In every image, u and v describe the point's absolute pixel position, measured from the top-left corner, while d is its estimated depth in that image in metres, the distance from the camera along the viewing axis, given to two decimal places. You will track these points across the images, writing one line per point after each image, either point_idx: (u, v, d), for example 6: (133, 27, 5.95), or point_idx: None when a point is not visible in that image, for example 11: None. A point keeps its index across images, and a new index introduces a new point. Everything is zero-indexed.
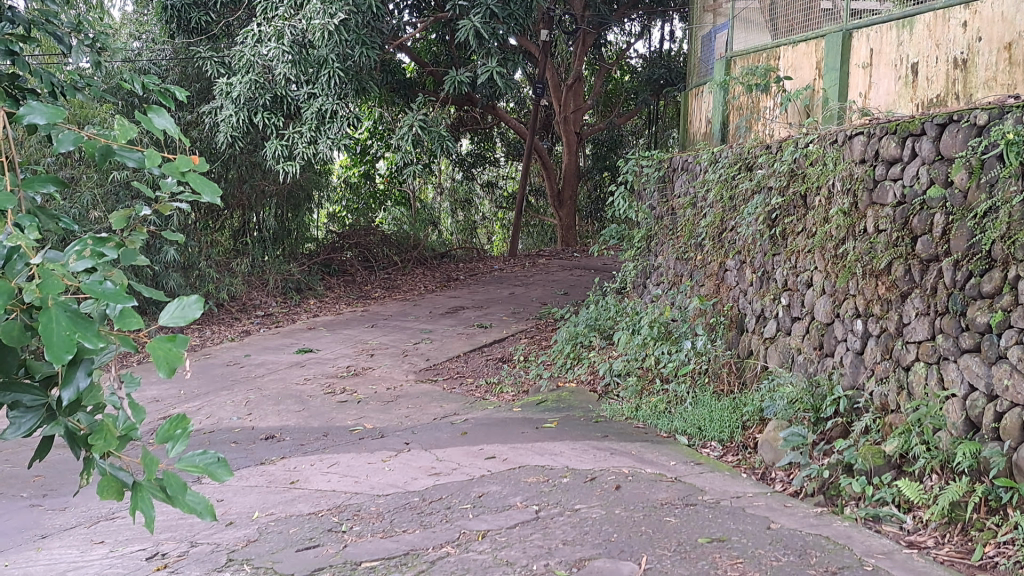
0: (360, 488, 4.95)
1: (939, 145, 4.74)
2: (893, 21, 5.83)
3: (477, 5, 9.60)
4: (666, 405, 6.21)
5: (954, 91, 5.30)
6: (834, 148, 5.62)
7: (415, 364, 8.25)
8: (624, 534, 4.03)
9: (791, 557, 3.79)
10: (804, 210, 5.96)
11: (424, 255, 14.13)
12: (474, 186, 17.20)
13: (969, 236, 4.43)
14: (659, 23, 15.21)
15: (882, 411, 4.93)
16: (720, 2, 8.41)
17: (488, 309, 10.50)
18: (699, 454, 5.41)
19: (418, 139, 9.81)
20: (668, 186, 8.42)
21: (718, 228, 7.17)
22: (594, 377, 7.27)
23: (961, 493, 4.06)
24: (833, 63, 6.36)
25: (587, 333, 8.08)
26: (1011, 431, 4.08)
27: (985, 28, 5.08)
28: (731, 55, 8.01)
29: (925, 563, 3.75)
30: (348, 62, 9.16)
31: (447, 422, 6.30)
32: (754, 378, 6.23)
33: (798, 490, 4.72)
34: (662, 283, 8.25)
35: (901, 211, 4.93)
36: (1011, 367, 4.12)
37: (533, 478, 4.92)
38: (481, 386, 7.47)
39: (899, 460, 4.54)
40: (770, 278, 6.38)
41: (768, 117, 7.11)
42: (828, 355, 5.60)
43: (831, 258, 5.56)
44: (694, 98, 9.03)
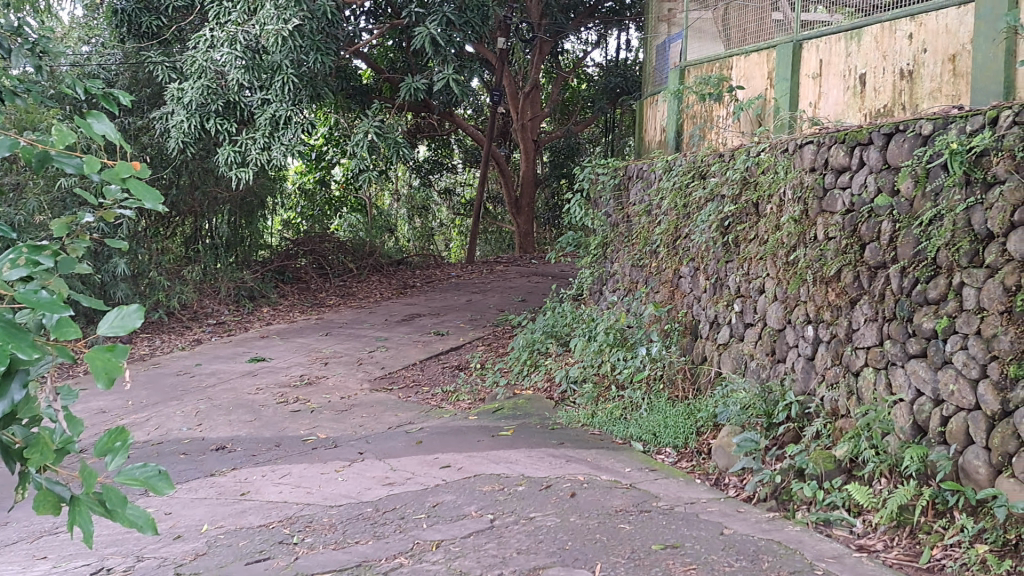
0: (312, 499, 4.89)
1: (886, 154, 4.84)
2: (842, 32, 5.93)
3: (433, 12, 9.61)
4: (622, 411, 6.23)
5: (901, 101, 5.41)
6: (785, 156, 5.72)
7: (370, 373, 8.19)
8: (578, 542, 4.03)
9: (744, 562, 3.82)
10: (756, 217, 6.03)
11: (380, 262, 14.05)
12: (432, 193, 17.17)
13: (915, 243, 4.51)
14: (616, 32, 15.33)
15: (832, 416, 5.00)
16: (675, 12, 8.48)
17: (444, 316, 10.46)
18: (654, 460, 5.44)
19: (374, 145, 9.77)
20: (624, 193, 8.47)
21: (672, 236, 7.22)
22: (550, 385, 7.27)
23: (908, 497, 4.13)
24: (784, 72, 6.45)
25: (544, 340, 8.10)
26: (957, 435, 4.17)
27: (931, 40, 5.19)
28: (686, 64, 8.07)
29: (874, 566, 3.80)
30: (303, 68, 9.11)
31: (402, 431, 6.25)
32: (708, 384, 6.27)
33: (751, 496, 4.77)
34: (617, 290, 8.28)
35: (850, 218, 5.02)
36: (957, 372, 4.21)
37: (488, 486, 4.90)
38: (437, 395, 7.43)
39: (848, 464, 4.61)
40: (723, 284, 6.44)
41: (722, 126, 7.19)
42: (780, 361, 5.67)
43: (783, 265, 5.63)
44: (649, 107, 9.10)
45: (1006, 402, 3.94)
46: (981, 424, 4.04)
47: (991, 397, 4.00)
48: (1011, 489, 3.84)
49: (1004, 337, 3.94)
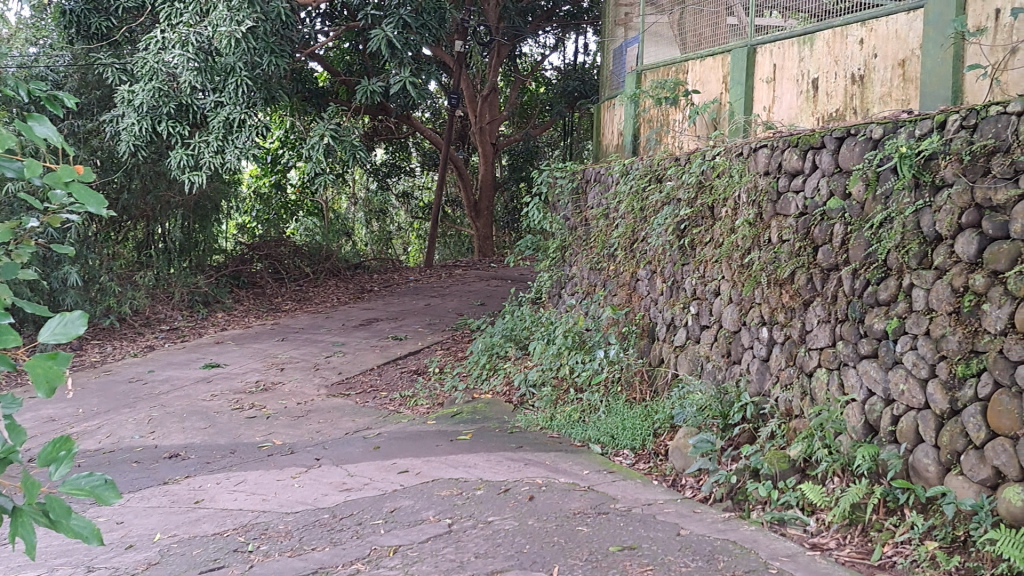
0: (268, 506, 4.84)
1: (838, 158, 4.91)
2: (795, 37, 6.01)
3: (390, 15, 9.58)
4: (580, 414, 6.26)
5: (853, 105, 5.50)
6: (740, 160, 5.78)
7: (327, 378, 8.12)
8: (536, 545, 4.03)
9: (700, 562, 3.85)
10: (711, 221, 6.09)
11: (336, 266, 13.96)
12: (389, 196, 17.11)
13: (866, 246, 4.58)
14: (574, 36, 15.42)
15: (787, 417, 5.06)
16: (631, 16, 8.54)
17: (403, 321, 10.41)
18: (613, 462, 5.46)
19: (330, 148, 9.70)
20: (582, 197, 8.51)
21: (629, 239, 7.27)
22: (509, 388, 7.27)
23: (861, 495, 4.19)
24: (739, 77, 6.53)
25: (503, 343, 8.10)
26: (907, 433, 4.25)
27: (881, 46, 5.28)
28: (642, 68, 8.12)
29: (827, 564, 3.85)
30: (257, 70, 9.04)
31: (360, 437, 6.21)
32: (665, 386, 6.31)
33: (707, 496, 4.81)
34: (576, 293, 8.30)
35: (803, 221, 5.09)
36: (907, 371, 4.28)
37: (446, 491, 4.88)
38: (395, 400, 7.39)
39: (802, 464, 4.67)
40: (680, 287, 6.50)
41: (678, 130, 7.25)
42: (735, 362, 5.74)
43: (738, 267, 5.69)
44: (606, 111, 9.15)
45: (954, 401, 4.02)
46: (930, 423, 4.12)
47: (940, 396, 4.08)
48: (959, 486, 3.92)
49: (953, 337, 4.02)
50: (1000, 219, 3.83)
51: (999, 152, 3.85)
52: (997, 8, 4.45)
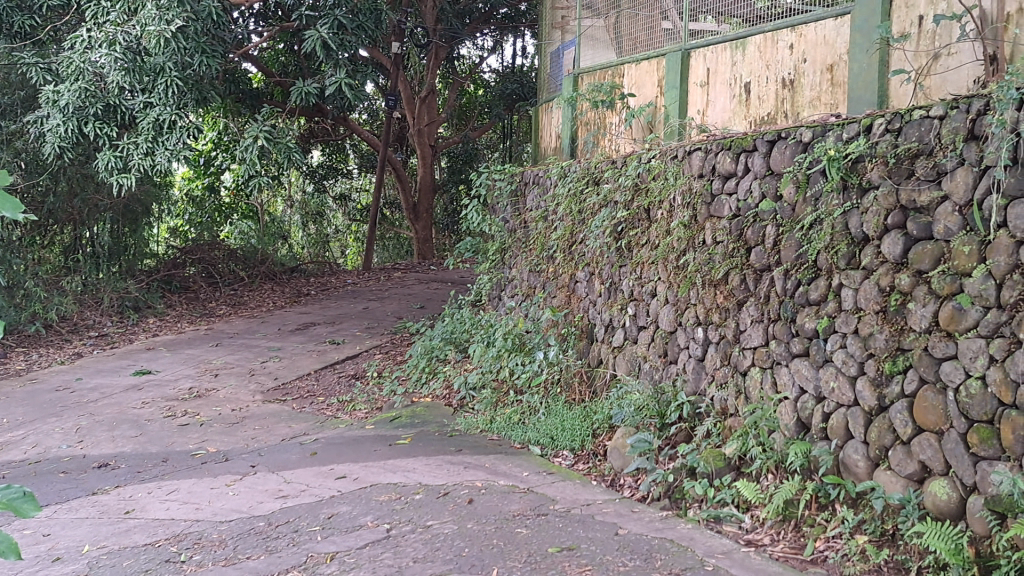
0: (202, 515, 4.75)
1: (769, 161, 5.00)
2: (727, 42, 6.11)
3: (324, 15, 9.49)
4: (520, 416, 6.27)
5: (783, 109, 5.61)
6: (674, 163, 5.86)
7: (262, 384, 7.99)
8: (476, 548, 4.02)
9: (638, 561, 3.88)
10: (647, 223, 6.16)
11: (272, 269, 13.74)
12: (326, 199, 16.97)
13: (797, 247, 4.68)
14: (511, 39, 15.49)
15: (722, 415, 5.15)
16: (567, 19, 8.59)
17: (340, 325, 10.30)
18: (552, 463, 5.48)
19: (264, 150, 9.55)
20: (522, 200, 8.54)
21: (568, 241, 7.30)
22: (449, 392, 7.25)
23: (794, 491, 4.28)
24: (673, 80, 6.61)
25: (443, 347, 8.07)
26: (837, 430, 4.36)
27: (810, 50, 5.39)
28: (578, 71, 8.18)
29: (761, 560, 3.92)
30: (187, 71, 8.87)
31: (296, 443, 6.13)
32: (604, 386, 6.35)
33: (645, 496, 4.86)
34: (516, 295, 8.33)
35: (736, 223, 5.18)
36: (837, 370, 4.38)
37: (385, 496, 4.84)
38: (332, 405, 7.30)
39: (737, 462, 4.75)
40: (617, 288, 6.55)
41: (614, 133, 7.31)
42: (671, 362, 5.81)
43: (673, 269, 5.77)
44: (544, 113, 9.19)
45: (882, 398, 4.12)
46: (859, 419, 4.23)
47: (868, 393, 4.18)
48: (887, 481, 4.03)
49: (880, 335, 4.12)
50: (924, 220, 3.94)
51: (923, 155, 3.96)
52: (920, 14, 4.58)
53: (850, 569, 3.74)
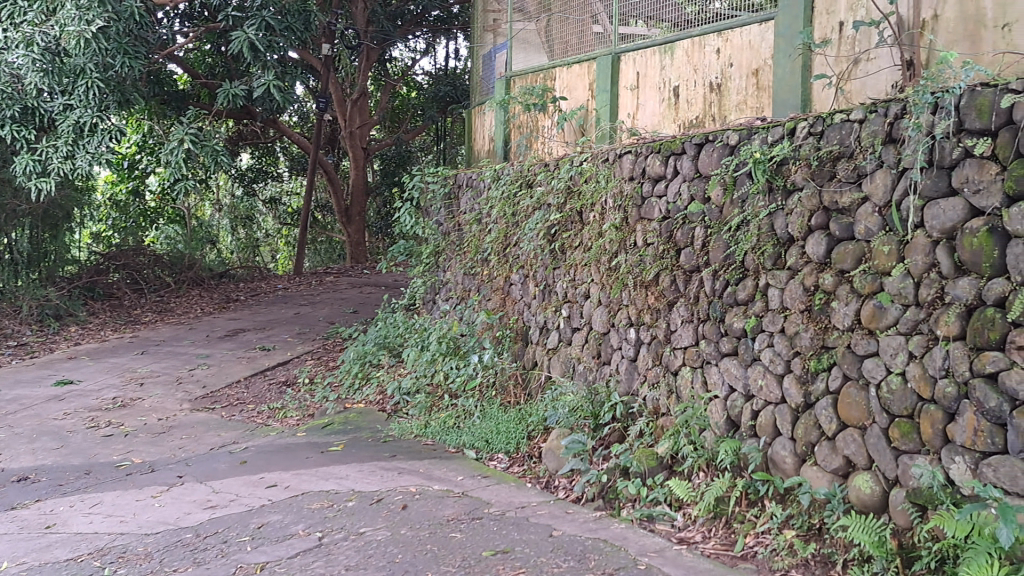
0: (127, 528, 4.62)
1: (697, 164, 5.08)
2: (657, 46, 6.19)
3: (252, 16, 9.35)
4: (455, 420, 6.25)
5: (711, 113, 5.69)
6: (606, 166, 5.91)
7: (190, 392, 7.81)
8: (409, 554, 3.99)
9: (572, 562, 3.90)
10: (580, 225, 6.20)
11: (200, 275, 13.48)
12: (256, 203, 16.72)
13: (725, 248, 4.76)
14: (444, 41, 15.47)
15: (654, 415, 5.22)
16: (499, 22, 8.62)
17: (271, 331, 10.14)
18: (487, 467, 5.47)
19: (190, 153, 9.36)
20: (455, 202, 8.51)
21: (502, 244, 7.31)
22: (382, 397, 7.20)
23: (724, 489, 4.35)
24: (604, 84, 6.68)
25: (376, 352, 8.01)
26: (765, 428, 4.45)
27: (736, 55, 5.49)
28: (511, 75, 8.20)
29: (693, 558, 3.97)
30: (109, 72, 8.64)
31: (225, 451, 6.01)
32: (539, 388, 6.37)
33: (579, 496, 4.88)
34: (451, 299, 8.32)
35: (666, 225, 5.24)
36: (765, 368, 4.47)
37: (317, 504, 4.78)
38: (263, 412, 7.17)
39: (669, 460, 4.81)
40: (552, 290, 6.58)
41: (546, 136, 7.33)
42: (605, 363, 5.86)
43: (606, 270, 5.82)
44: (477, 116, 9.19)
45: (807, 395, 4.22)
46: (786, 416, 4.32)
47: (795, 390, 4.28)
48: (813, 476, 4.12)
49: (805, 334, 4.22)
50: (846, 221, 4.04)
51: (844, 157, 4.06)
52: (840, 20, 4.70)
53: (779, 564, 3.81)
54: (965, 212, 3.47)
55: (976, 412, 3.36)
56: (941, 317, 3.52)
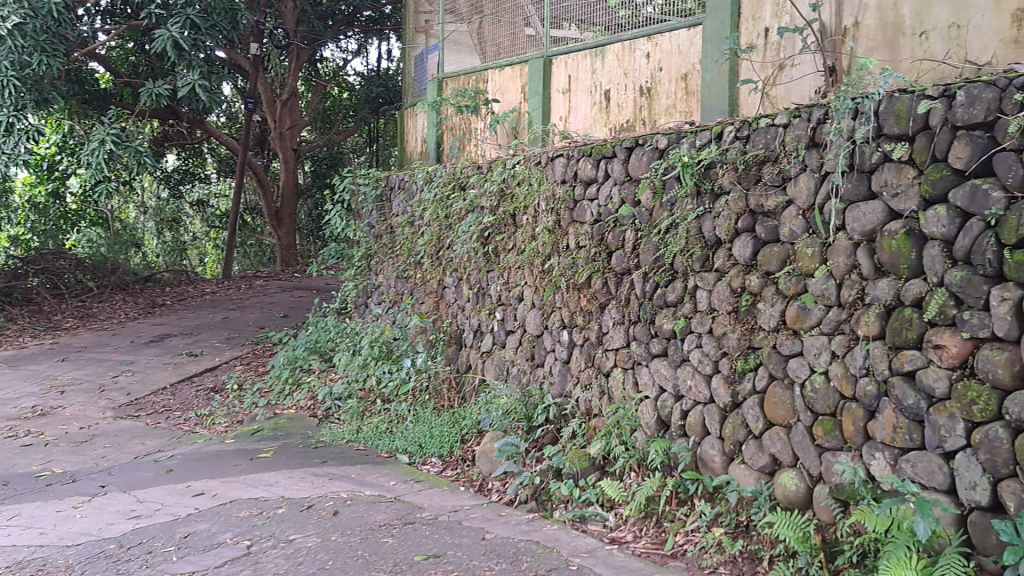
0: (46, 540, 4.47)
1: (628, 167, 5.13)
2: (588, 50, 6.25)
3: (176, 14, 9.15)
4: (387, 424, 6.20)
5: (641, 116, 5.76)
6: (538, 169, 5.94)
7: (114, 400, 7.60)
8: (339, 561, 3.95)
9: (503, 564, 3.90)
10: (513, 228, 6.21)
11: (123, 279, 13.12)
12: (182, 205, 16.39)
13: (655, 251, 4.82)
14: (375, 42, 15.37)
15: (587, 416, 5.27)
16: (431, 24, 8.59)
17: (198, 336, 9.94)
18: (420, 471, 5.44)
19: (111, 154, 9.13)
20: (387, 205, 8.43)
21: (435, 246, 7.28)
22: (313, 402, 7.12)
23: (655, 488, 4.40)
24: (536, 87, 6.71)
25: (307, 356, 7.91)
26: (694, 427, 4.52)
27: (665, 59, 5.56)
28: (443, 76, 8.17)
29: (624, 558, 4.01)
30: (26, 70, 8.37)
31: (150, 460, 5.87)
32: (473, 392, 6.37)
33: (512, 498, 4.88)
34: (383, 302, 8.27)
35: (598, 228, 5.29)
36: (693, 369, 4.54)
37: (245, 512, 4.69)
38: (190, 419, 7.02)
39: (602, 461, 4.85)
40: (485, 293, 6.59)
41: (479, 138, 7.33)
42: (538, 365, 5.89)
43: (539, 273, 5.84)
44: (408, 117, 9.14)
45: (735, 395, 4.29)
46: (714, 416, 4.40)
47: (722, 391, 4.35)
48: (741, 475, 4.20)
49: (732, 335, 4.29)
50: (771, 224, 4.12)
51: (769, 161, 4.14)
52: (766, 27, 4.80)
53: (707, 561, 3.87)
54: (885, 215, 3.56)
55: (895, 410, 3.46)
56: (862, 317, 3.61)
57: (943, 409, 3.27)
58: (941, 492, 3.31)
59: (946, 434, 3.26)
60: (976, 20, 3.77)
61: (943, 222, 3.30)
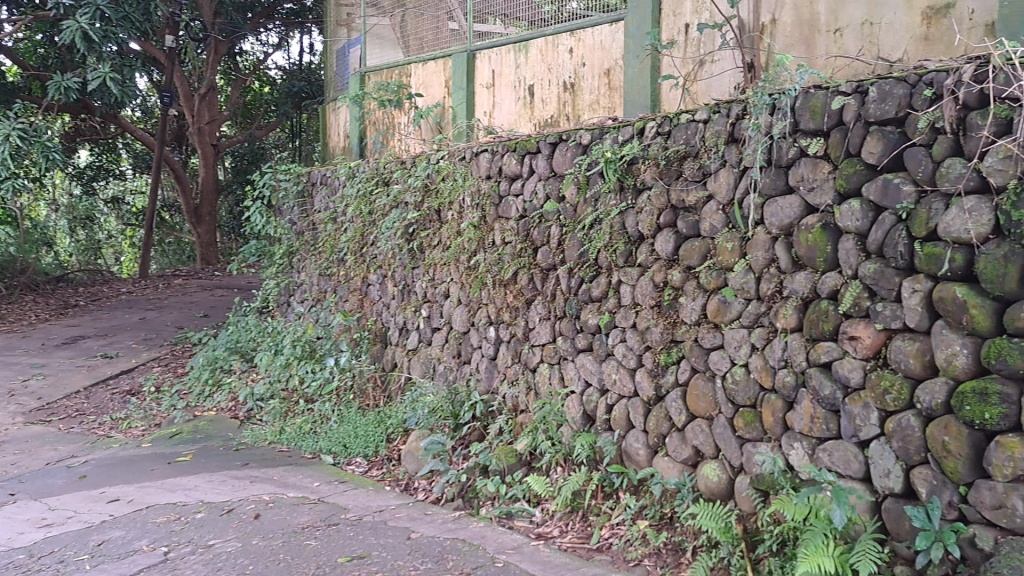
0: None
1: (552, 163, 5.13)
2: (511, 45, 6.23)
3: (84, 4, 8.82)
4: (311, 425, 6.10)
5: (565, 112, 5.77)
6: (462, 164, 5.91)
7: (24, 404, 7.32)
8: (261, 565, 3.86)
9: (429, 564, 3.86)
10: (438, 224, 6.17)
11: (34, 280, 12.67)
12: (97, 202, 15.88)
13: (579, 246, 4.83)
14: (298, 35, 15.12)
15: (513, 412, 5.26)
16: (353, 17, 8.47)
17: (114, 337, 9.65)
18: (345, 471, 5.37)
19: (16, 150, 8.79)
20: (308, 201, 8.29)
21: (358, 243, 7.20)
22: (235, 404, 6.97)
23: (581, 482, 4.41)
24: (460, 82, 6.67)
25: (227, 357, 7.74)
26: (619, 421, 4.55)
27: (587, 55, 5.58)
28: (365, 70, 8.08)
29: (550, 553, 4.01)
30: None
31: (63, 466, 5.66)
32: (399, 390, 6.30)
33: (438, 497, 4.84)
34: (305, 300, 8.16)
35: (523, 224, 5.29)
36: (618, 363, 4.57)
37: (162, 517, 4.56)
38: (105, 423, 6.79)
39: (528, 457, 4.85)
40: (410, 290, 6.53)
41: (403, 133, 7.28)
42: (465, 362, 5.86)
43: (464, 269, 5.82)
44: (330, 112, 9.02)
45: (658, 388, 4.33)
46: (639, 409, 4.43)
47: (647, 384, 4.39)
48: (665, 467, 4.24)
49: (655, 329, 4.33)
50: (692, 219, 4.17)
51: (690, 157, 4.18)
52: (686, 23, 4.84)
53: (633, 554, 3.90)
54: (801, 209, 3.63)
55: (813, 400, 3.52)
56: (780, 310, 3.67)
57: (858, 399, 3.34)
58: (857, 480, 3.38)
59: (862, 424, 3.33)
60: (887, 18, 3.86)
61: (857, 216, 3.36)
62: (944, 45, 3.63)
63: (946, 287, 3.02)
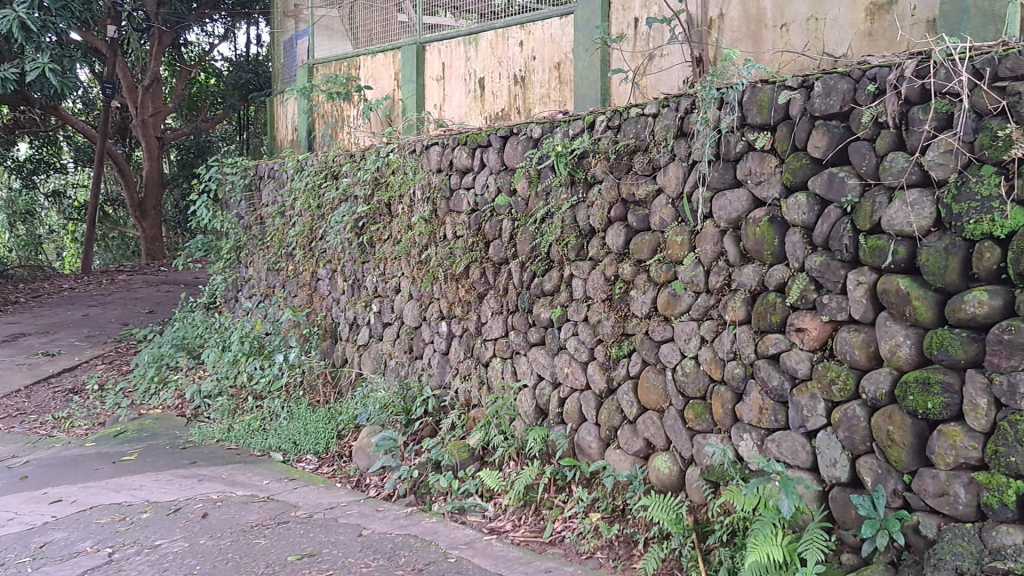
0: None
1: (503, 157, 5.10)
2: (462, 37, 6.20)
3: None
4: (260, 422, 6.03)
5: (516, 105, 5.76)
6: (413, 157, 5.86)
7: None
8: (208, 565, 3.79)
9: (381, 560, 3.83)
10: (389, 218, 6.12)
11: None
12: (36, 196, 15.48)
13: (531, 240, 4.83)
14: (244, 26, 14.89)
15: (466, 407, 5.25)
16: (300, 9, 8.36)
17: (55, 335, 9.42)
18: (295, 469, 5.31)
19: None
20: (255, 195, 8.17)
21: (307, 238, 7.11)
22: (181, 402, 6.86)
23: (533, 476, 4.41)
24: (409, 74, 6.62)
25: (174, 353, 7.61)
26: (572, 414, 4.56)
27: (538, 48, 5.56)
28: (313, 62, 7.97)
29: (502, 547, 4.01)
30: None
31: (2, 467, 5.51)
32: (350, 386, 6.25)
33: (390, 493, 4.81)
34: (253, 295, 8.06)
35: (475, 218, 5.27)
36: (570, 357, 4.57)
37: (106, 518, 4.46)
38: (47, 423, 6.62)
39: (481, 452, 4.84)
40: (361, 285, 6.47)
41: (352, 126, 7.22)
42: (417, 357, 5.83)
43: (416, 264, 5.78)
44: (278, 105, 8.89)
45: (610, 381, 4.35)
46: (591, 403, 4.44)
47: (599, 377, 4.40)
48: (616, 460, 4.26)
49: (607, 322, 4.34)
50: (642, 212, 4.19)
51: (640, 150, 4.19)
52: (635, 17, 4.86)
53: (585, 547, 3.91)
54: (749, 203, 3.66)
55: (761, 392, 3.56)
56: (729, 303, 3.70)
57: (805, 389, 3.39)
58: (805, 470, 3.43)
59: (809, 414, 3.37)
60: (832, 14, 3.91)
61: (804, 209, 3.39)
62: (887, 41, 3.72)
63: (889, 279, 3.07)
